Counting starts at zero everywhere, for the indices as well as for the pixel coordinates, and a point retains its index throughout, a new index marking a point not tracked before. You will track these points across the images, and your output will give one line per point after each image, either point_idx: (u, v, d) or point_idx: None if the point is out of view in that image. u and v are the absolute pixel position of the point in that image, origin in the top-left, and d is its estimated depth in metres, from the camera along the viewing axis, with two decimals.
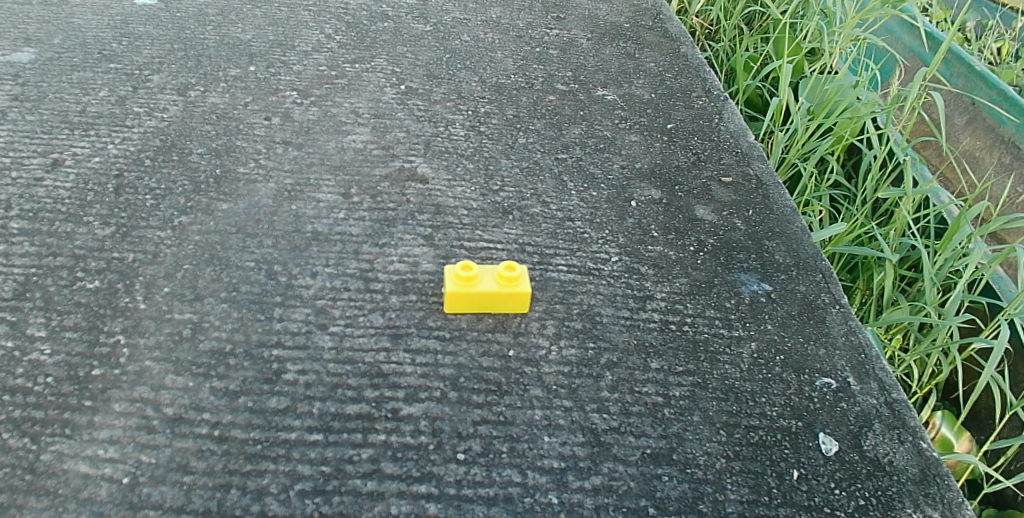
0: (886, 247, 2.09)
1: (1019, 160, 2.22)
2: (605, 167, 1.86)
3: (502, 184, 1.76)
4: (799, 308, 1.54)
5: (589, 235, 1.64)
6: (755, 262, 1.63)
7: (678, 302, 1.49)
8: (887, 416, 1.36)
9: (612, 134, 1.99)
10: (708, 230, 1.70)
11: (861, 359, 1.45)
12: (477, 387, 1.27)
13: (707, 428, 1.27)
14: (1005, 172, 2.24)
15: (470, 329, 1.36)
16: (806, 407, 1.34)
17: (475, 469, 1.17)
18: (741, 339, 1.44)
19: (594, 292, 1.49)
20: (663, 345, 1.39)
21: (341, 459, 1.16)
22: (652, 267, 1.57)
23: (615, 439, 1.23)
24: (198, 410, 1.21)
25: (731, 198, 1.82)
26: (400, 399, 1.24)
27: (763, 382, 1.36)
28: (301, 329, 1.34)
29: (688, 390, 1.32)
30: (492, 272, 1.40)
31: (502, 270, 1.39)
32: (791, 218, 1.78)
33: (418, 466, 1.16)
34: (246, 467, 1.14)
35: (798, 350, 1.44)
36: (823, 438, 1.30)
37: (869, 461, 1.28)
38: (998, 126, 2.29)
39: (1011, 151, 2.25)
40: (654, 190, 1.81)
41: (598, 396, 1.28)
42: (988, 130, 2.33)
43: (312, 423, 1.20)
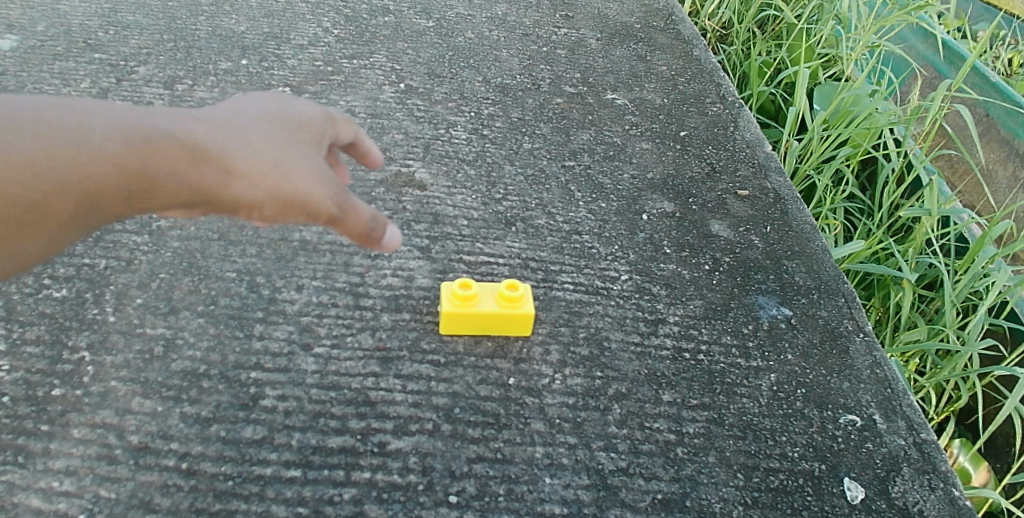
0: (905, 265, 1.97)
1: None
2: (615, 177, 1.76)
3: (505, 192, 1.65)
4: (822, 335, 1.42)
5: (597, 250, 1.53)
6: (773, 284, 1.52)
7: (693, 327, 1.38)
8: (916, 459, 1.23)
9: (623, 141, 1.88)
10: (724, 247, 1.59)
11: (887, 393, 1.33)
12: (472, 420, 1.16)
13: (724, 471, 1.15)
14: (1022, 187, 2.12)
15: (468, 354, 1.25)
16: (830, 448, 1.22)
17: (468, 514, 1.06)
18: (759, 370, 1.32)
19: (603, 314, 1.38)
20: (676, 375, 1.28)
21: (320, 500, 1.05)
22: (664, 288, 1.47)
23: (623, 482, 1.11)
24: (166, 439, 1.10)
25: (747, 213, 1.71)
26: (389, 432, 1.13)
27: (783, 419, 1.24)
28: (283, 350, 1.23)
29: (703, 427, 1.20)
30: (490, 293, 1.30)
31: (502, 290, 1.28)
32: (811, 236, 1.67)
33: (406, 510, 1.05)
34: (215, 506, 1.03)
35: (821, 383, 1.32)
36: (848, 483, 1.17)
37: (898, 510, 1.16)
38: (1014, 140, 2.18)
39: None
40: (667, 203, 1.70)
41: (605, 432, 1.17)
42: (1002, 142, 2.22)
43: (289, 457, 1.09)
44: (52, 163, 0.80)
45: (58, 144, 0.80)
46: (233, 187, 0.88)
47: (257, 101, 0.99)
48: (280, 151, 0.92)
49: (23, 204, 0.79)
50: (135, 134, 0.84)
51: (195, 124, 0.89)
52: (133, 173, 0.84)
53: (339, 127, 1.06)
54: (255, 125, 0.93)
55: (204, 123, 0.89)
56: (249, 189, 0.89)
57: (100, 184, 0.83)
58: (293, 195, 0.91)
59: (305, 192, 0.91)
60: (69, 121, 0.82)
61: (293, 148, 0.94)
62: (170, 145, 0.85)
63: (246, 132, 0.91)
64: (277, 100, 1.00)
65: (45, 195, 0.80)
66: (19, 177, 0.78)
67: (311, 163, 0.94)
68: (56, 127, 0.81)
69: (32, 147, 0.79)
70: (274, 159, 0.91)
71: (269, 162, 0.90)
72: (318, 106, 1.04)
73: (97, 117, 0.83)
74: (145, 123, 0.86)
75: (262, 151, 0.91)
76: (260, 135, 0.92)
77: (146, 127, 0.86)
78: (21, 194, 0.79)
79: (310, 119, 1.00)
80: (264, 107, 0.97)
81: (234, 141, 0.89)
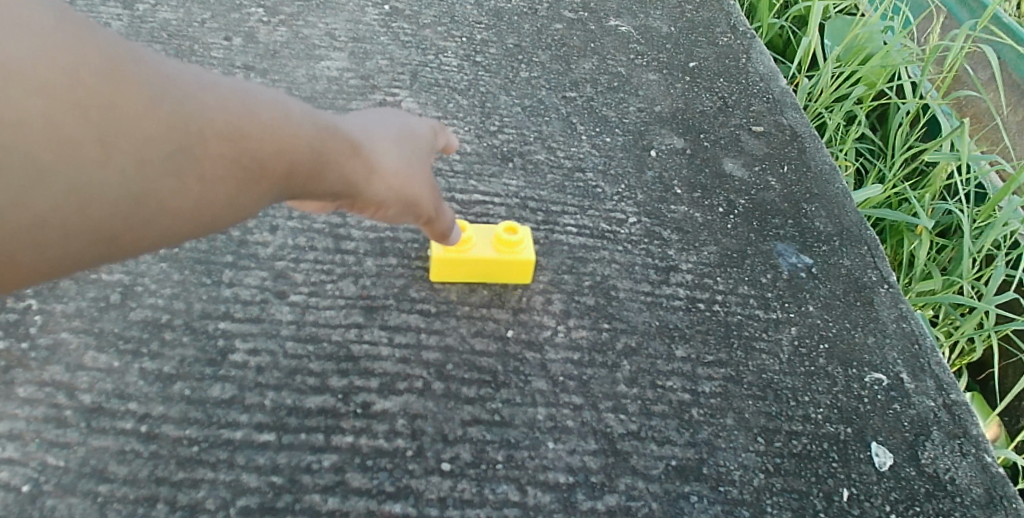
0: (921, 211, 1.85)
1: None
2: (619, 109, 1.61)
3: (500, 124, 1.51)
4: (844, 286, 1.31)
5: (602, 189, 1.40)
6: (792, 229, 1.40)
7: (707, 276, 1.27)
8: (947, 423, 1.13)
9: (627, 71, 1.72)
10: (738, 189, 1.46)
11: (915, 350, 1.22)
12: (467, 377, 1.05)
13: (743, 435, 1.04)
14: None
15: (461, 304, 1.13)
16: (855, 409, 1.11)
17: (463, 484, 0.95)
18: (779, 322, 1.21)
19: (609, 260, 1.25)
20: (690, 328, 1.17)
21: (296, 468, 0.93)
22: (675, 232, 1.34)
23: (634, 448, 1.01)
24: (122, 399, 0.98)
25: (763, 151, 1.57)
26: (373, 391, 1.01)
27: (805, 377, 1.14)
28: (254, 298, 1.10)
29: (719, 386, 1.10)
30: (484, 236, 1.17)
31: (500, 233, 1.16)
32: (831, 177, 1.54)
33: (392, 479, 0.94)
34: (178, 475, 0.92)
35: (845, 337, 1.21)
36: (876, 449, 1.07)
37: (929, 478, 1.06)
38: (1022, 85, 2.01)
39: None
40: (677, 139, 1.56)
41: (614, 391, 1.06)
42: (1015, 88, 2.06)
43: (262, 419, 0.97)
44: (284, 131, 0.71)
45: (278, 113, 0.71)
46: (381, 187, 0.86)
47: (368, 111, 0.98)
48: (410, 160, 0.92)
49: (257, 167, 0.68)
50: (324, 121, 0.79)
51: (349, 125, 0.86)
52: (325, 155, 0.77)
53: (439, 137, 1.05)
54: (388, 130, 0.92)
55: (351, 124, 0.87)
56: (391, 192, 0.88)
57: (299, 163, 0.73)
58: (414, 200, 0.92)
59: (421, 200, 0.94)
60: (277, 96, 0.73)
61: (418, 156, 0.94)
62: (344, 139, 0.81)
63: (387, 137, 0.90)
64: (386, 110, 0.99)
65: (272, 158, 0.69)
66: (257, 136, 0.68)
67: (428, 173, 0.95)
68: (272, 97, 0.72)
69: (265, 111, 0.70)
70: (408, 164, 0.91)
71: (406, 168, 0.90)
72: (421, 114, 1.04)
73: (295, 96, 0.76)
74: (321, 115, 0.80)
75: (400, 158, 0.90)
76: (397, 140, 0.92)
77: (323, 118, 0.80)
78: (262, 152, 0.68)
79: (421, 128, 0.99)
80: (384, 115, 0.96)
81: (380, 145, 0.88)
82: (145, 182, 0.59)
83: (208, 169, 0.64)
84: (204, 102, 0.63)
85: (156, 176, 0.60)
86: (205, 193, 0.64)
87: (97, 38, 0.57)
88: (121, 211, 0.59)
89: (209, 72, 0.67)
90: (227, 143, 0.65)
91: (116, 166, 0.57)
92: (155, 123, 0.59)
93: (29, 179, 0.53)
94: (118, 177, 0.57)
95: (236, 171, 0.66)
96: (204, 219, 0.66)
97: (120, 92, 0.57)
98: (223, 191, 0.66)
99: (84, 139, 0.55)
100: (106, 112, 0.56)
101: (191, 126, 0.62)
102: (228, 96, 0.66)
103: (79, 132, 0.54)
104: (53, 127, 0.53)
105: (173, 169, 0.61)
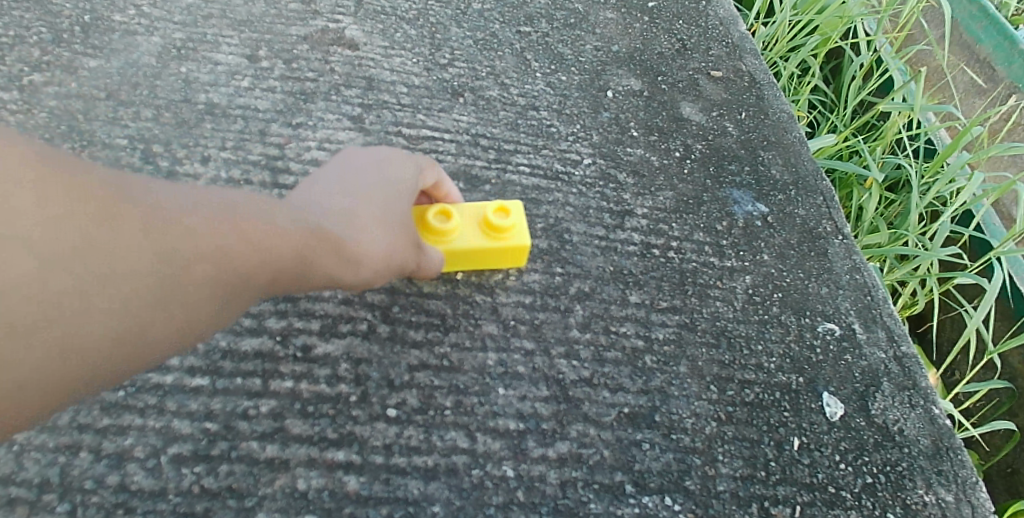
0: (872, 163, 1.86)
1: (992, 83, 1.96)
2: (575, 47, 1.54)
3: (451, 57, 1.43)
4: (799, 235, 1.29)
5: (556, 129, 1.35)
6: (749, 177, 1.37)
7: (662, 221, 1.23)
8: (896, 374, 1.14)
9: (584, 9, 1.65)
10: (695, 133, 1.43)
11: (867, 302, 1.22)
12: (415, 321, 1.00)
13: (695, 383, 1.03)
14: (977, 94, 1.98)
15: None
16: (807, 359, 1.11)
17: (409, 431, 0.90)
18: (734, 271, 1.19)
19: (563, 203, 1.21)
20: (644, 274, 1.14)
21: (231, 414, 0.87)
22: (631, 176, 1.30)
23: (586, 395, 0.98)
24: None
25: (721, 97, 1.54)
26: (314, 333, 0.95)
27: (758, 325, 1.12)
28: None
29: (673, 332, 1.07)
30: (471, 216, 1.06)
31: (489, 217, 1.04)
32: (789, 125, 1.51)
33: (335, 426, 0.89)
34: (102, 422, 0.85)
35: (798, 287, 1.20)
36: (827, 399, 1.07)
37: (878, 428, 1.06)
38: (974, 44, 2.01)
39: (984, 71, 1.99)
40: (634, 80, 1.51)
41: (566, 337, 1.03)
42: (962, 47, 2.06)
43: (194, 363, 0.91)
44: (264, 242, 0.74)
45: (255, 223, 0.74)
46: (364, 272, 0.86)
47: (356, 159, 0.95)
48: (399, 231, 0.90)
49: (238, 280, 0.72)
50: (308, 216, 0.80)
51: (337, 203, 0.85)
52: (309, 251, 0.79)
53: (424, 175, 0.99)
54: (379, 195, 0.90)
55: (339, 197, 0.86)
56: (373, 272, 0.87)
57: (285, 266, 0.76)
58: (396, 268, 0.91)
59: (402, 265, 0.92)
60: (256, 205, 0.76)
61: (406, 222, 0.92)
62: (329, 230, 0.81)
63: (374, 203, 0.88)
64: (377, 158, 0.96)
65: (256, 269, 0.73)
66: (235, 253, 0.71)
67: (415, 237, 0.93)
68: (249, 208, 0.74)
69: (249, 225, 0.73)
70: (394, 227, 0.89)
71: (391, 238, 0.88)
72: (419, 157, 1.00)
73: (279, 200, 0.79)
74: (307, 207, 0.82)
75: (391, 235, 0.88)
76: (386, 205, 0.90)
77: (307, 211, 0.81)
78: (243, 265, 0.72)
79: (412, 180, 0.96)
80: (373, 170, 0.93)
81: (365, 220, 0.86)
82: (127, 325, 0.64)
83: (188, 296, 0.68)
84: (179, 235, 0.67)
85: (145, 309, 0.65)
86: (197, 313, 0.69)
87: (68, 195, 0.61)
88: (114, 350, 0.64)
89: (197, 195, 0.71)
90: (209, 263, 0.69)
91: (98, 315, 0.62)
92: (129, 266, 0.64)
93: (21, 349, 0.57)
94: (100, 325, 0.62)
95: (219, 288, 0.70)
96: (190, 334, 0.71)
97: (93, 240, 0.61)
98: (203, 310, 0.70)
99: (66, 293, 0.60)
100: (85, 262, 0.61)
101: (166, 258, 0.66)
102: (206, 222, 0.70)
103: (55, 296, 0.59)
104: (36, 287, 0.58)
105: (152, 302, 0.65)
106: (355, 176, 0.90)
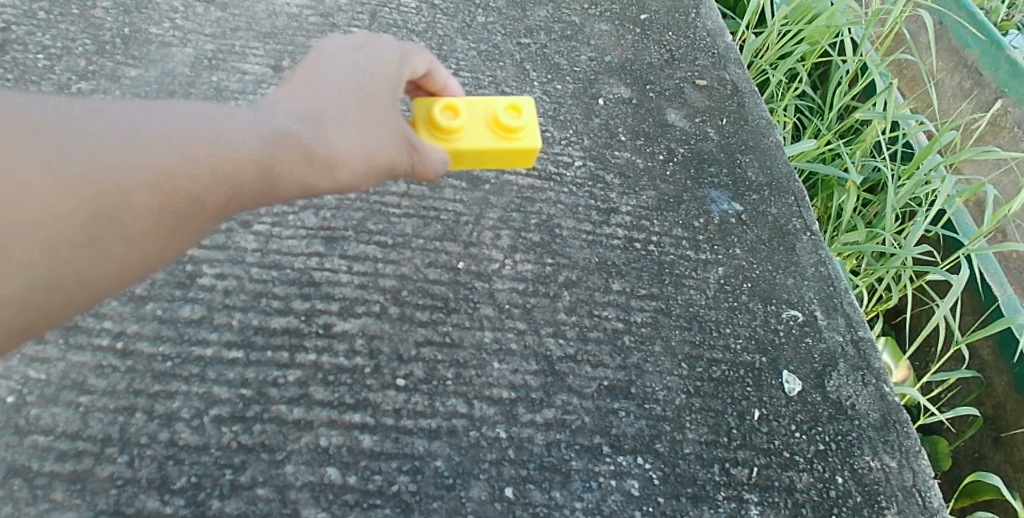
0: (850, 166, 1.97)
1: (979, 87, 2.08)
2: (571, 58, 1.68)
3: (456, 67, 1.57)
4: (770, 231, 1.42)
5: (551, 134, 1.48)
6: (726, 178, 1.50)
7: (644, 218, 1.37)
8: (852, 355, 1.27)
9: (580, 21, 1.78)
10: (679, 138, 1.56)
11: (829, 291, 1.35)
12: (421, 303, 1.14)
13: (668, 360, 1.16)
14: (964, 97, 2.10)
15: (416, 237, 1.21)
16: (771, 342, 1.24)
17: (416, 397, 1.04)
18: (708, 263, 1.33)
19: (555, 200, 1.34)
20: (626, 264, 1.28)
21: (263, 381, 1.01)
22: (618, 177, 1.43)
23: (571, 369, 1.11)
24: (98, 318, 1.04)
25: (704, 104, 1.67)
26: (334, 313, 1.09)
27: (728, 311, 1.26)
28: (219, 227, 1.15)
29: (650, 316, 1.21)
30: (482, 112, 1.06)
31: (499, 115, 1.04)
32: (767, 130, 1.64)
33: (352, 393, 1.03)
34: (154, 388, 0.99)
35: (766, 278, 1.33)
36: (786, 376, 1.20)
37: (831, 402, 1.20)
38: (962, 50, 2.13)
39: (972, 75, 2.10)
40: (624, 88, 1.64)
41: (554, 319, 1.17)
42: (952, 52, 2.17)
43: (230, 338, 1.05)
44: (208, 166, 0.72)
45: (196, 140, 0.72)
46: (340, 175, 0.82)
47: (324, 53, 0.90)
48: (376, 129, 0.86)
49: (182, 206, 0.71)
50: (263, 130, 0.77)
51: (299, 106, 0.82)
52: (266, 168, 0.76)
53: (415, 63, 0.97)
54: (357, 94, 0.86)
55: (303, 98, 0.83)
56: (353, 175, 0.83)
57: (239, 186, 0.75)
58: (384, 166, 0.87)
59: (392, 164, 0.88)
60: (199, 119, 0.74)
61: (384, 117, 0.88)
62: (288, 142, 0.78)
63: (346, 108, 0.84)
64: (346, 49, 0.91)
65: (202, 192, 0.72)
66: (178, 174, 0.70)
67: (398, 130, 0.89)
68: (188, 125, 0.72)
69: (192, 149, 0.72)
70: (368, 134, 0.85)
71: (368, 144, 0.84)
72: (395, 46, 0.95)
73: (228, 116, 0.76)
74: (265, 113, 0.79)
75: (366, 133, 0.84)
76: (356, 102, 0.85)
77: (264, 124, 0.78)
78: (185, 193, 0.71)
79: (388, 67, 0.91)
80: (341, 63, 0.88)
81: (334, 121, 0.82)
82: (70, 263, 0.65)
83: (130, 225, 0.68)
84: (105, 171, 0.66)
85: (80, 248, 0.66)
86: (142, 243, 0.70)
87: None
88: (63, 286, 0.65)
89: (130, 123, 0.70)
90: (144, 193, 0.68)
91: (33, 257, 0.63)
92: (52, 197, 0.63)
93: None
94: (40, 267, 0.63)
95: (161, 217, 0.70)
96: (144, 263, 0.71)
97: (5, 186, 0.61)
98: (154, 236, 0.70)
99: None
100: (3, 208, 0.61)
101: (96, 193, 0.66)
102: (137, 154, 0.68)
103: None
104: None
105: (93, 237, 0.66)
106: (327, 78, 0.86)
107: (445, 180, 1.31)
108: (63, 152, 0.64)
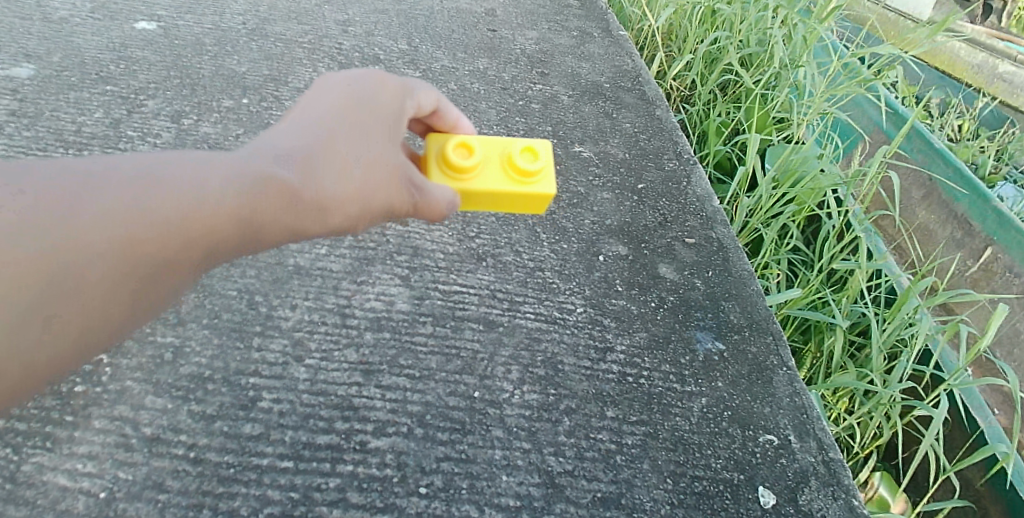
0: (837, 312, 2.14)
1: (969, 237, 2.30)
2: (576, 222, 1.94)
3: (479, 230, 1.80)
4: (749, 367, 1.62)
5: (557, 285, 1.71)
6: (710, 321, 1.72)
7: (636, 355, 1.58)
8: (823, 473, 1.43)
9: (586, 190, 2.07)
10: (670, 288, 1.79)
11: (803, 418, 1.53)
12: (442, 425, 1.35)
13: (655, 476, 1.35)
14: (955, 247, 2.31)
15: (440, 370, 1.44)
16: (749, 461, 1.42)
17: (435, 503, 1.24)
18: (692, 394, 1.52)
19: (559, 340, 1.57)
20: (620, 395, 1.48)
21: (309, 486, 1.22)
22: (614, 320, 1.66)
23: (569, 481, 1.31)
24: (175, 432, 1.26)
25: (692, 258, 1.91)
26: (369, 432, 1.31)
27: (710, 435, 1.44)
28: (277, 360, 1.39)
29: (640, 439, 1.40)
30: (498, 152, 1.30)
31: (510, 155, 1.28)
32: (748, 280, 1.87)
33: (382, 497, 1.23)
34: (218, 489, 1.20)
35: (744, 407, 1.52)
36: (761, 491, 1.38)
37: (803, 514, 1.36)
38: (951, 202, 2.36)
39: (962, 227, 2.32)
40: (622, 246, 1.89)
41: (555, 440, 1.37)
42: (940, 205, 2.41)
43: (283, 450, 1.26)
44: (199, 213, 0.93)
45: (190, 194, 0.93)
46: (332, 217, 1.04)
47: (325, 92, 1.11)
48: (365, 169, 1.06)
49: (179, 245, 0.92)
50: (256, 176, 0.98)
51: (297, 149, 1.02)
52: (256, 212, 0.97)
53: (418, 98, 1.20)
54: (355, 136, 1.07)
55: (302, 141, 1.03)
56: (344, 216, 1.05)
57: (232, 227, 0.96)
58: (381, 208, 1.09)
59: (389, 205, 1.10)
60: (196, 175, 0.95)
61: (385, 160, 1.10)
62: (276, 186, 0.98)
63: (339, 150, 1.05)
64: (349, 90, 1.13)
65: (197, 233, 0.93)
66: (175, 222, 0.91)
67: (390, 170, 1.10)
68: (186, 182, 0.94)
69: (188, 202, 0.93)
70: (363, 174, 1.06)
71: (361, 184, 1.06)
72: (393, 88, 1.16)
73: (224, 166, 0.97)
74: (264, 160, 1.00)
75: (355, 172, 1.05)
76: (350, 146, 1.06)
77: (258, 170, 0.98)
78: (181, 236, 0.92)
79: (381, 110, 1.12)
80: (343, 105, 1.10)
81: (328, 166, 1.03)
82: (89, 291, 0.86)
83: (132, 258, 0.88)
84: (110, 221, 0.87)
85: (99, 285, 0.87)
86: (154, 276, 0.91)
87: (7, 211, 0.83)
88: (83, 311, 0.86)
89: (138, 182, 0.91)
90: (150, 237, 0.90)
91: (55, 283, 0.84)
92: (74, 244, 0.85)
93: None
94: (64, 295, 0.84)
95: (163, 252, 0.91)
96: (156, 293, 0.92)
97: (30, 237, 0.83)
98: (159, 268, 0.91)
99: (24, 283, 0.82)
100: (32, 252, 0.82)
101: (108, 240, 0.87)
102: (140, 207, 0.90)
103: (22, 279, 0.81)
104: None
105: (105, 268, 0.87)
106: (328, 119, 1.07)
107: (465, 323, 1.55)
108: (80, 211, 0.86)
